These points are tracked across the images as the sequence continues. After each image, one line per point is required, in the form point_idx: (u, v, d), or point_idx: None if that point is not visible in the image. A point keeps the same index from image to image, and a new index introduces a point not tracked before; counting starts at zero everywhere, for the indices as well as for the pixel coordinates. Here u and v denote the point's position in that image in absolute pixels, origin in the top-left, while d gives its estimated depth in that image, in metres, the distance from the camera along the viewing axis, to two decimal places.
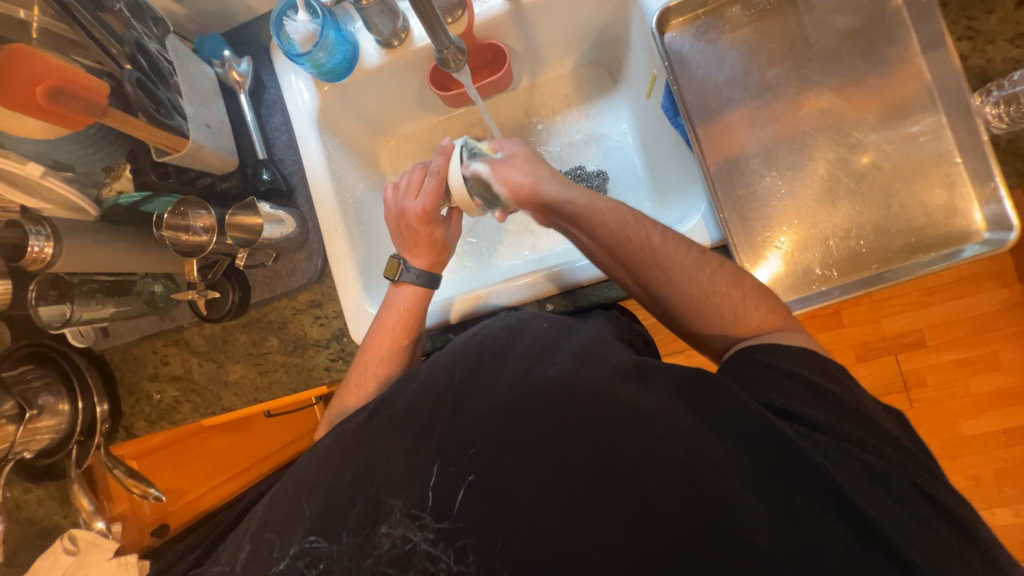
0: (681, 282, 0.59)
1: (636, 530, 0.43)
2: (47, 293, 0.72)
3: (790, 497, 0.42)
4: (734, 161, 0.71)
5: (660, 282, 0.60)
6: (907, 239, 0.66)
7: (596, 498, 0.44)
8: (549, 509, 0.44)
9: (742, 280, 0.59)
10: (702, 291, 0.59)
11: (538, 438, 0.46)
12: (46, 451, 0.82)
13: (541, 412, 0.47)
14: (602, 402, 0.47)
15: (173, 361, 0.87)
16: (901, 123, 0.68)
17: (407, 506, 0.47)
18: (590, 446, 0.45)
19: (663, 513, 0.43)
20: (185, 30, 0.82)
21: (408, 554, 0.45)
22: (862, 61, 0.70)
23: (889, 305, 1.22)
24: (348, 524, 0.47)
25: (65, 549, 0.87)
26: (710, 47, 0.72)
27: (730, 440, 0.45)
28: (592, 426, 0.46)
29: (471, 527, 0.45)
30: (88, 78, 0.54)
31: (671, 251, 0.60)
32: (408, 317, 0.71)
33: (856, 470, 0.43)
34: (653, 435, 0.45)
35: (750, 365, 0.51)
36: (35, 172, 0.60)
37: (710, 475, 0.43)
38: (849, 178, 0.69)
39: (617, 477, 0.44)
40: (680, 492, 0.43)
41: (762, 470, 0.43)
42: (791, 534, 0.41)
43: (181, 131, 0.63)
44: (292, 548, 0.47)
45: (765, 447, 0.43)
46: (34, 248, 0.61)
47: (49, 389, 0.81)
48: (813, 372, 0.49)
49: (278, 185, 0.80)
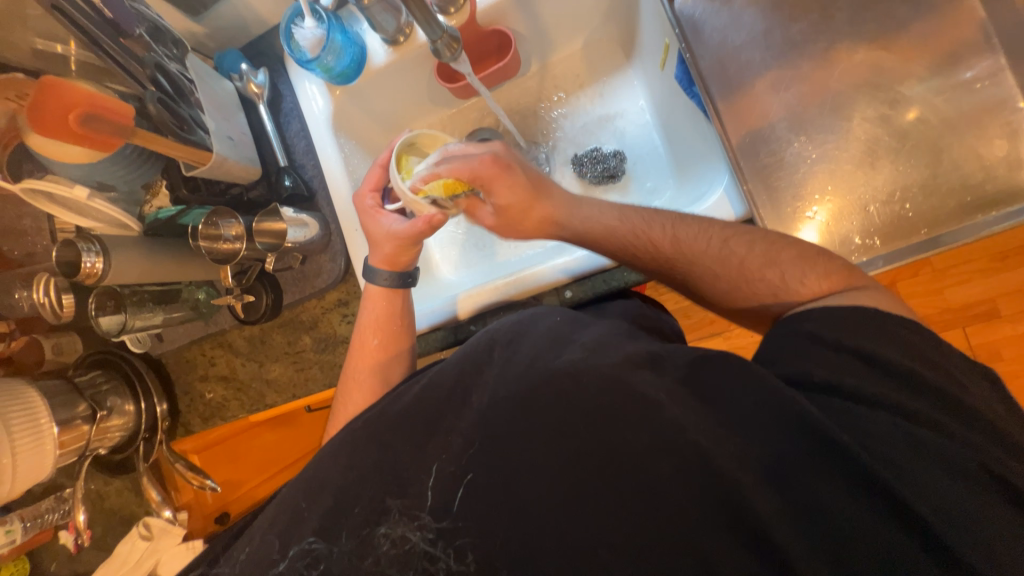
0: (713, 270, 0.57)
1: (652, 528, 0.42)
2: (106, 304, 0.78)
3: (813, 489, 0.40)
4: (759, 127, 0.66)
5: (687, 264, 0.58)
6: (963, 199, 0.60)
7: (600, 496, 0.43)
8: (558, 506, 0.44)
9: (778, 257, 0.55)
10: (727, 266, 0.56)
11: (536, 433, 0.46)
12: (117, 446, 0.92)
13: (550, 407, 0.47)
14: (611, 391, 0.46)
15: (220, 363, 0.94)
16: (952, 70, 0.62)
17: (406, 506, 0.48)
18: (595, 438, 0.45)
19: (679, 512, 0.41)
20: (205, 48, 0.85)
21: (408, 553, 0.46)
22: (900, 6, 0.64)
23: (955, 274, 1.11)
24: (349, 523, 0.48)
25: (141, 534, 1.00)
26: (725, 8, 0.67)
27: (746, 426, 0.43)
28: (600, 419, 0.45)
29: (471, 526, 0.45)
30: (114, 101, 0.58)
31: (697, 221, 0.57)
32: (385, 317, 0.74)
33: (877, 448, 0.41)
34: (662, 419, 0.44)
35: (780, 343, 0.49)
36: (83, 195, 0.65)
37: (721, 464, 0.41)
38: (891, 137, 0.63)
39: (620, 468, 0.44)
40: (684, 484, 0.42)
41: (782, 462, 0.41)
42: (806, 521, 0.40)
43: (205, 144, 0.67)
44: (291, 550, 0.49)
45: (783, 434, 0.42)
46: (87, 263, 0.66)
47: (117, 392, 0.90)
48: (852, 336, 0.47)
49: (300, 190, 0.83)
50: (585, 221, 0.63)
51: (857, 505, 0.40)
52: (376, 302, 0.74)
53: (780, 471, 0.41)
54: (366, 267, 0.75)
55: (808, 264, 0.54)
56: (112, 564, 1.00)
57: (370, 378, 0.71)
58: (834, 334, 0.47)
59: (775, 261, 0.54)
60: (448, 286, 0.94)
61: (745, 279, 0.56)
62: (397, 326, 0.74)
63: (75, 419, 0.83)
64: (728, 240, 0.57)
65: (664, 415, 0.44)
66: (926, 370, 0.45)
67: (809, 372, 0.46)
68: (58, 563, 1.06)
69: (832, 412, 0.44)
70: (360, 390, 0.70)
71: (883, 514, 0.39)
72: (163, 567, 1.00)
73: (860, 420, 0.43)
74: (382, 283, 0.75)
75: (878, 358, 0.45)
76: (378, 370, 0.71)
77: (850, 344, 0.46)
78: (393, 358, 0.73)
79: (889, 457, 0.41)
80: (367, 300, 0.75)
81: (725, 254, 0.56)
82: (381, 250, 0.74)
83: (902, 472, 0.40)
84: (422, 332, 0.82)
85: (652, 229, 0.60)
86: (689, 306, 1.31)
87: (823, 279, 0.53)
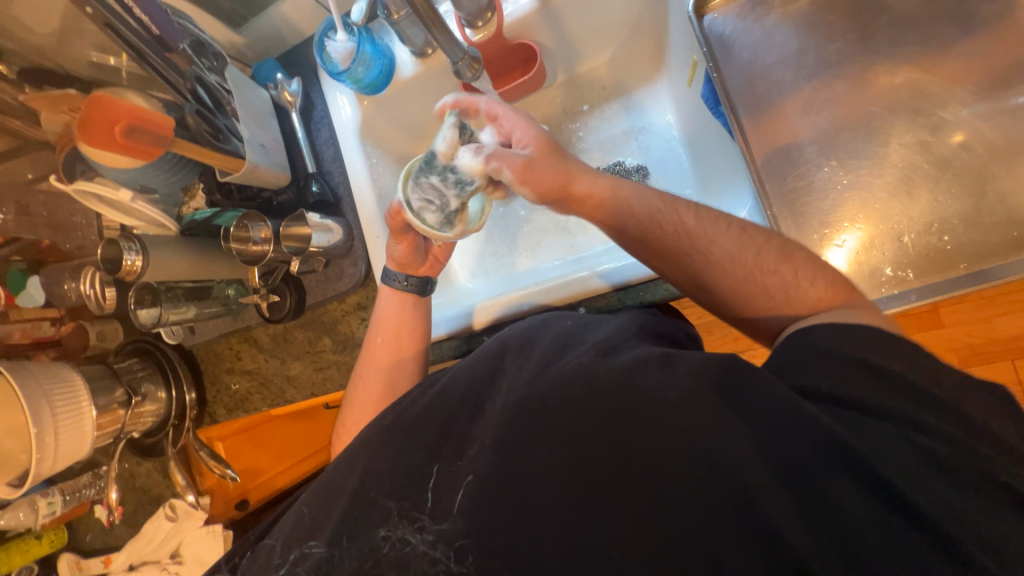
0: (718, 272, 0.54)
1: (658, 538, 0.41)
2: (143, 299, 0.83)
3: (833, 496, 0.38)
4: (786, 150, 0.63)
5: (691, 265, 0.55)
6: (1009, 232, 0.56)
7: (605, 507, 0.43)
8: (562, 512, 0.44)
9: (792, 254, 0.52)
10: (738, 274, 0.52)
11: (547, 429, 0.46)
12: (149, 430, 0.98)
13: (559, 410, 0.46)
14: (627, 398, 0.45)
15: (246, 357, 0.98)
16: (1002, 94, 0.58)
17: (406, 508, 0.49)
18: (606, 438, 0.44)
19: (687, 532, 0.40)
20: (245, 57, 0.89)
21: (407, 556, 0.47)
22: (947, 25, 0.60)
23: (1005, 303, 1.03)
24: (348, 527, 0.50)
25: (167, 515, 1.06)
26: (757, 26, 0.65)
27: (769, 429, 0.41)
28: (610, 422, 0.45)
29: (473, 527, 0.46)
30: (155, 114, 0.62)
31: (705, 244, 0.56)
32: (406, 326, 0.76)
33: (905, 462, 0.38)
34: (671, 434, 0.42)
35: (802, 341, 0.46)
36: (127, 198, 0.70)
37: (735, 467, 0.40)
38: (931, 164, 0.60)
39: (630, 482, 0.43)
40: (701, 499, 0.40)
41: (797, 463, 0.39)
42: (830, 539, 0.37)
43: (238, 152, 0.70)
44: (292, 554, 0.52)
45: (799, 435, 0.39)
46: (128, 261, 0.70)
47: (150, 379, 0.96)
48: (886, 337, 0.43)
49: (325, 196, 0.85)
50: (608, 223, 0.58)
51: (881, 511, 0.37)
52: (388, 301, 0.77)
53: (790, 471, 0.39)
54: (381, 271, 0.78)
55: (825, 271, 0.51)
56: (141, 542, 1.07)
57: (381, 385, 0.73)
58: (874, 341, 0.43)
59: (792, 267, 0.51)
60: (465, 293, 0.94)
61: (757, 280, 0.52)
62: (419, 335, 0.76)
63: (112, 404, 0.89)
64: (737, 244, 0.53)
65: (670, 423, 0.43)
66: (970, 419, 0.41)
67: (826, 377, 0.43)
68: (92, 533, 1.14)
69: (850, 420, 0.41)
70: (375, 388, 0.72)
71: (911, 528, 0.36)
72: (185, 548, 1.06)
73: (881, 428, 0.40)
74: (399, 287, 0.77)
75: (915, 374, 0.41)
76: (387, 384, 0.73)
77: (879, 348, 0.42)
78: (401, 364, 0.74)
79: (930, 484, 0.37)
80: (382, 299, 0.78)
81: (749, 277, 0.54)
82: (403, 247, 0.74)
83: (932, 487, 0.37)
84: (439, 338, 0.83)
85: None
86: (710, 321, 1.28)
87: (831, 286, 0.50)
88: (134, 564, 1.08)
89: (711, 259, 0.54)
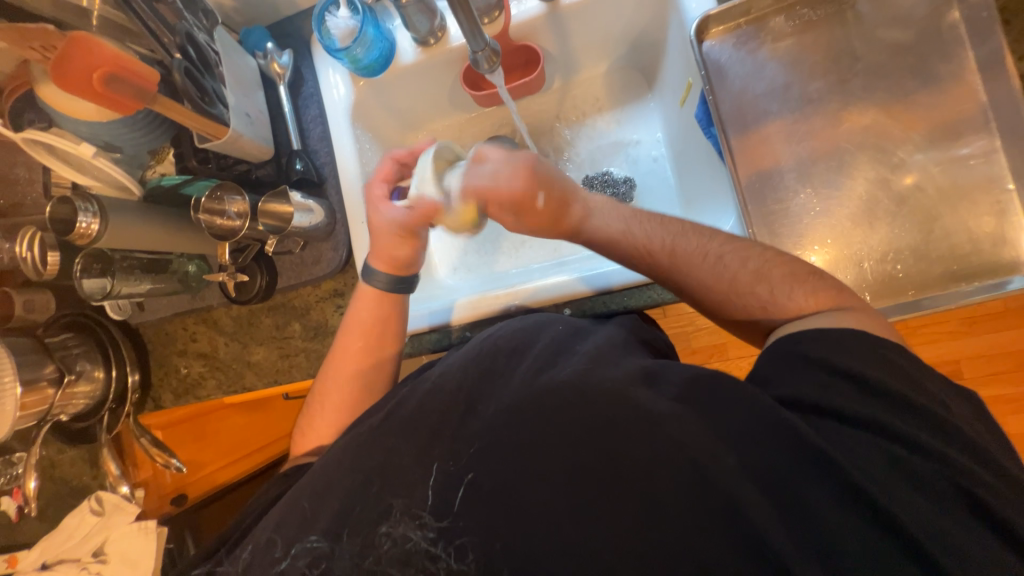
0: (706, 280, 0.57)
1: (646, 536, 0.43)
2: (91, 267, 0.76)
3: (812, 506, 0.41)
4: (767, 174, 0.68)
5: (679, 270, 0.58)
6: (949, 267, 0.63)
7: (603, 502, 0.44)
8: (558, 511, 0.45)
9: (781, 264, 0.56)
10: (727, 284, 0.56)
11: (540, 434, 0.47)
12: (80, 415, 0.88)
13: (552, 416, 0.48)
14: (622, 404, 0.47)
15: (201, 339, 0.91)
16: (950, 144, 0.65)
17: (407, 505, 0.48)
18: (597, 448, 0.46)
19: (675, 526, 0.42)
20: (232, 22, 0.85)
21: (408, 553, 0.47)
22: (910, 78, 0.67)
23: (927, 333, 1.15)
24: (350, 522, 0.49)
25: (91, 509, 0.95)
26: (750, 57, 0.70)
27: (750, 441, 0.43)
28: (604, 430, 0.46)
29: (471, 526, 0.46)
30: (140, 64, 0.58)
31: (691, 248, 0.59)
32: (374, 320, 0.72)
33: (869, 464, 0.42)
34: (674, 439, 0.44)
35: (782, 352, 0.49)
36: (88, 152, 0.64)
37: (718, 472, 0.42)
38: (889, 200, 0.66)
39: (630, 494, 0.44)
40: (691, 501, 0.42)
41: (778, 468, 0.42)
42: (810, 540, 0.40)
43: (222, 119, 0.66)
44: (292, 548, 0.50)
45: (778, 449, 0.43)
46: (82, 223, 0.64)
47: (88, 357, 0.86)
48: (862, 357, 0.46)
49: (310, 175, 0.81)
50: (611, 238, 0.62)
51: (849, 518, 0.40)
52: (368, 304, 0.73)
53: (776, 482, 0.42)
54: (365, 268, 0.74)
55: (809, 278, 0.55)
56: (60, 536, 0.96)
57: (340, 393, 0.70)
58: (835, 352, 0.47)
59: (775, 283, 0.55)
60: (445, 289, 0.93)
61: (736, 294, 0.56)
62: (395, 330, 0.74)
63: (40, 381, 0.79)
64: (724, 254, 0.58)
65: (667, 430, 0.44)
66: (954, 436, 0.44)
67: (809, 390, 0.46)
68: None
69: (825, 429, 0.44)
70: (346, 397, 0.70)
71: (871, 524, 0.40)
72: (109, 545, 0.97)
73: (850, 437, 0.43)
74: (378, 285, 0.73)
75: (883, 385, 0.45)
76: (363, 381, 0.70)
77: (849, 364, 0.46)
78: (382, 360, 0.72)
79: (899, 492, 0.41)
80: (357, 300, 0.74)
81: (717, 295, 0.57)
82: (384, 251, 0.72)
83: (898, 496, 0.41)
84: (420, 331, 0.82)
85: (651, 247, 0.60)
86: (674, 333, 1.33)
87: (817, 294, 0.54)
88: (47, 562, 0.97)
89: (700, 267, 0.58)
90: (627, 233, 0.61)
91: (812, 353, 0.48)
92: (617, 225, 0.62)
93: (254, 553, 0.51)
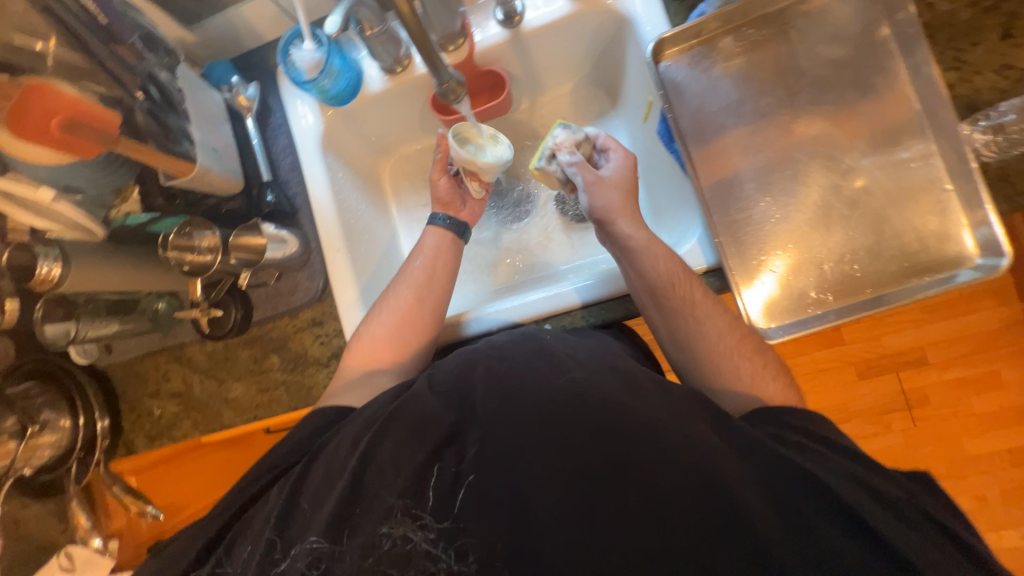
0: (721, 330, 0.63)
1: (643, 524, 0.43)
2: (54, 311, 0.73)
3: None
4: (728, 185, 0.72)
5: (701, 315, 0.64)
6: (902, 264, 0.67)
7: (601, 498, 0.44)
8: (556, 511, 0.45)
9: None
10: (736, 337, 0.63)
11: (542, 427, 0.48)
12: (47, 466, 0.84)
13: (552, 416, 0.49)
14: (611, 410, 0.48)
15: (174, 378, 0.88)
16: (891, 149, 0.70)
17: (408, 505, 0.47)
18: (597, 446, 0.46)
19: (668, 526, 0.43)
20: (194, 56, 0.84)
21: (408, 554, 0.45)
22: (850, 91, 0.71)
23: (892, 322, 1.16)
24: (351, 521, 0.47)
25: (61, 566, 0.92)
26: (705, 75, 0.73)
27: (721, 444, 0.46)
28: (602, 431, 0.47)
29: (472, 527, 0.46)
30: (97, 108, 0.57)
31: (704, 294, 0.65)
32: (413, 307, 0.74)
33: (835, 467, 0.46)
34: (657, 448, 0.45)
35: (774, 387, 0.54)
36: (47, 197, 0.62)
37: (699, 476, 0.44)
38: (842, 204, 0.70)
39: (626, 491, 0.44)
40: (682, 502, 0.43)
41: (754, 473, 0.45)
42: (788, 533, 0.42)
43: (188, 155, 0.66)
44: (292, 550, 0.47)
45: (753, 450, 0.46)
46: (43, 269, 0.62)
47: (52, 405, 0.83)
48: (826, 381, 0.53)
49: (282, 206, 0.81)
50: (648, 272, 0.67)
51: (820, 512, 0.43)
52: (408, 290, 0.75)
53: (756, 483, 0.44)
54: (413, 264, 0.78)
55: None
56: None
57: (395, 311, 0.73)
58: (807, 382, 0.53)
59: None
60: None
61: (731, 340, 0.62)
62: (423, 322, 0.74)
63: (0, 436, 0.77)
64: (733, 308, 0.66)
65: (650, 440, 0.46)
66: None
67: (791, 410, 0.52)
68: None
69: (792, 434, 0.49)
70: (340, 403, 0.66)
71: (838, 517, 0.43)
72: None
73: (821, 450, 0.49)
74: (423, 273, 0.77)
75: None
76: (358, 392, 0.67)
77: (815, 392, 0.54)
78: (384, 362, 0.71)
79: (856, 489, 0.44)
80: (405, 281, 0.77)
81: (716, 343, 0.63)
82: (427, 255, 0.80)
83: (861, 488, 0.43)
84: None
85: (682, 281, 0.66)
86: None
87: None
88: None
89: (719, 316, 0.64)
90: (664, 261, 0.67)
91: (791, 422, 0.53)
92: (656, 261, 0.67)
93: (251, 556, 0.48)
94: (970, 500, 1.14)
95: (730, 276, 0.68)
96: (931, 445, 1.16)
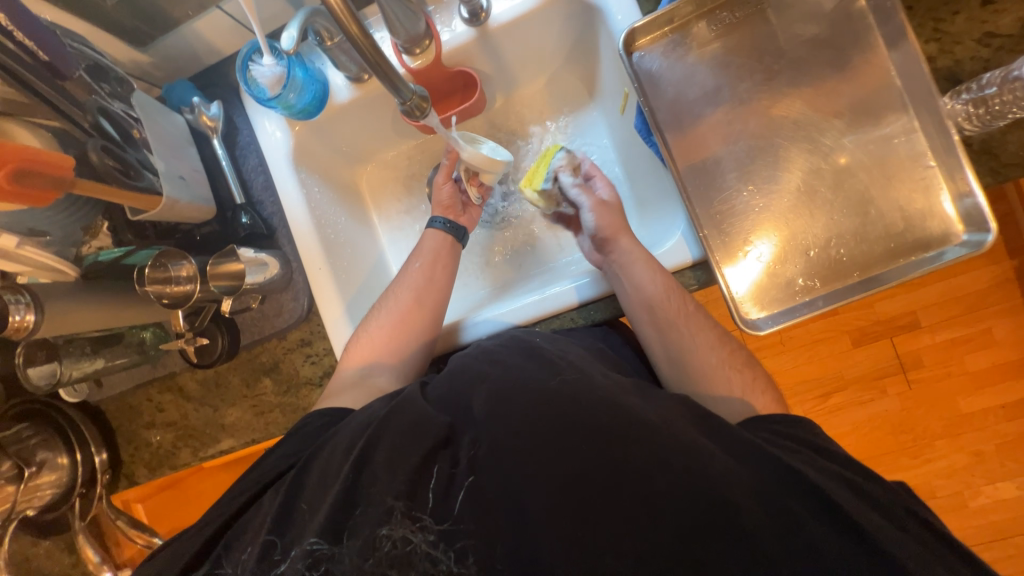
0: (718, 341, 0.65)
1: (640, 516, 0.43)
2: (37, 355, 0.75)
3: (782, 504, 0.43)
4: (710, 177, 0.71)
5: (701, 327, 0.65)
6: (887, 245, 0.66)
7: (596, 496, 0.44)
8: (553, 511, 0.44)
9: None
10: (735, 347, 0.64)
11: (536, 429, 0.47)
12: (49, 505, 0.83)
13: (545, 423, 0.48)
14: (604, 415, 0.48)
15: (169, 409, 0.87)
16: (873, 127, 0.68)
17: (408, 507, 0.47)
18: (593, 451, 0.46)
19: (665, 530, 0.43)
20: (152, 77, 0.81)
21: (409, 555, 0.45)
22: (829, 69, 0.70)
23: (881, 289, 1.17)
24: (350, 525, 0.47)
25: None
26: (680, 64, 0.71)
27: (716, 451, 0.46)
28: (595, 438, 0.46)
29: (473, 529, 0.45)
30: (46, 153, 0.54)
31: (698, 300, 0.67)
32: (413, 308, 0.73)
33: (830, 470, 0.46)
34: (651, 459, 0.45)
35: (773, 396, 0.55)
36: (10, 244, 0.60)
37: (692, 484, 0.44)
38: (826, 187, 0.69)
39: (621, 489, 0.44)
40: (678, 506, 0.43)
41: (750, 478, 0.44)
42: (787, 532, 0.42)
43: (154, 189, 0.65)
44: (293, 550, 0.47)
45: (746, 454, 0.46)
46: (15, 317, 0.62)
47: (47, 445, 0.82)
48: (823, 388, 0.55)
49: (257, 228, 0.80)
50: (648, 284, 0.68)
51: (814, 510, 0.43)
52: (406, 293, 0.74)
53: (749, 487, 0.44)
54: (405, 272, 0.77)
55: None
56: None
57: (397, 306, 0.73)
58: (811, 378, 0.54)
59: None
60: None
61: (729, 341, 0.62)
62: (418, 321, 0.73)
63: None
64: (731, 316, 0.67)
65: (644, 451, 0.46)
66: None
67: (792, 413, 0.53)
68: None
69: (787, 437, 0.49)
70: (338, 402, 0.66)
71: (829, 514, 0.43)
72: None
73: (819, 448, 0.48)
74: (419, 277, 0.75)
75: None
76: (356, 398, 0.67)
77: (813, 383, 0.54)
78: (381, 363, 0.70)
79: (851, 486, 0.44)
80: (402, 283, 0.76)
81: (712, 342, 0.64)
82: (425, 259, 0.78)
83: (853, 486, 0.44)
84: None
85: (681, 294, 0.67)
86: None
87: None
88: None
89: (718, 333, 0.66)
90: (662, 273, 0.68)
91: (780, 430, 0.53)
92: (658, 276, 0.68)
93: (253, 555, 0.49)
94: (963, 457, 1.16)
95: (717, 269, 0.67)
96: (925, 405, 1.17)
